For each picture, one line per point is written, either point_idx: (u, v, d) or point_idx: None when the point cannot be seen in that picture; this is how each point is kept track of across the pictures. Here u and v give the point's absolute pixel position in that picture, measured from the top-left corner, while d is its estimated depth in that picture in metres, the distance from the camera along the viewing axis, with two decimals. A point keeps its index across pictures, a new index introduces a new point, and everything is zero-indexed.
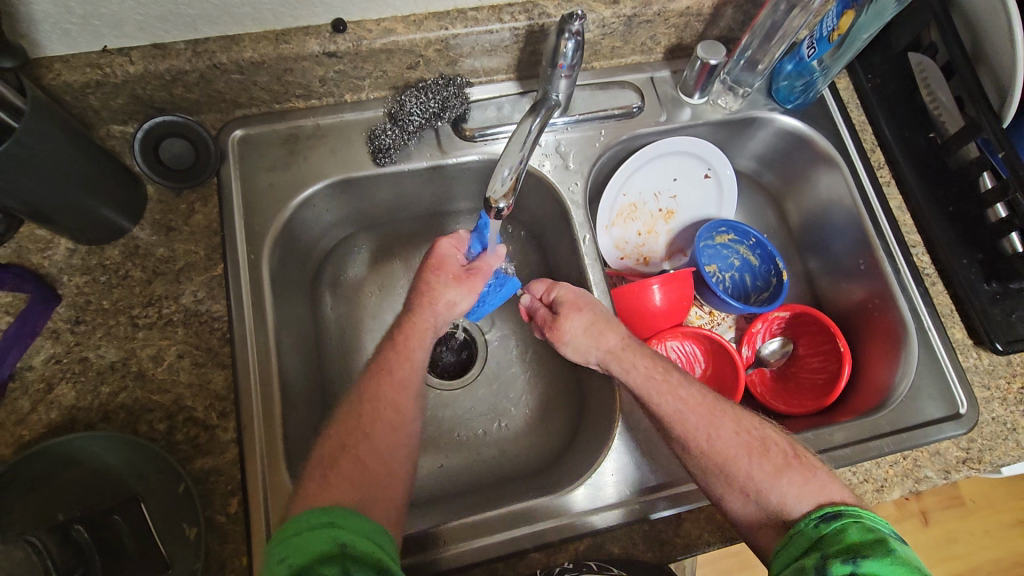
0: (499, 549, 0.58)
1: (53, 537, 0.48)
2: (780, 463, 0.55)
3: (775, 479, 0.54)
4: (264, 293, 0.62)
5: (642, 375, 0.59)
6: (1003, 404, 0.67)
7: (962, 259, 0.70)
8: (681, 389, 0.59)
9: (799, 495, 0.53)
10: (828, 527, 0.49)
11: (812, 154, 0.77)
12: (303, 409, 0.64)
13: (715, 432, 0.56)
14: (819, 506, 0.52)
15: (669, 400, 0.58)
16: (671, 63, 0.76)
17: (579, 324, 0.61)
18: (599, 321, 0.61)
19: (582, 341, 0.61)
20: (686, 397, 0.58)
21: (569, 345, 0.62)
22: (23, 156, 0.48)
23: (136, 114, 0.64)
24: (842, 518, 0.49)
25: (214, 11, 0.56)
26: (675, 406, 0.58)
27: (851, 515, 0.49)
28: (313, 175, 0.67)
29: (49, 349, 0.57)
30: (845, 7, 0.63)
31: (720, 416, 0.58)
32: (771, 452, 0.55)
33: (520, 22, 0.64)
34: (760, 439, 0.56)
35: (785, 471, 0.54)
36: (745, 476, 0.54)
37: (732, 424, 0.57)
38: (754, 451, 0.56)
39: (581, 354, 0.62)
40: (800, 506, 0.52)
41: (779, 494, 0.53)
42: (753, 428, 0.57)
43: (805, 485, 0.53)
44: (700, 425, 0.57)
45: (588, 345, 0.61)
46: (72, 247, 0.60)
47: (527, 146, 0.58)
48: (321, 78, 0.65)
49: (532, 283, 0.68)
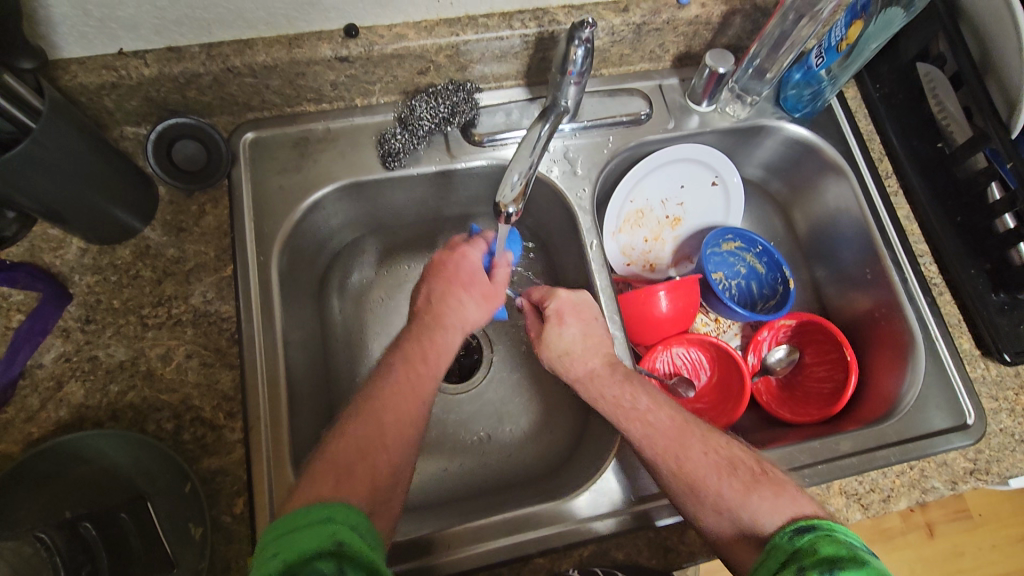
0: (504, 553, 0.58)
1: (61, 533, 0.49)
2: (750, 480, 0.53)
3: (745, 497, 0.52)
4: (273, 295, 0.63)
5: (610, 405, 0.59)
6: (1011, 416, 0.67)
7: (970, 269, 0.69)
8: (650, 415, 0.58)
9: (770, 509, 0.51)
10: (800, 541, 0.47)
11: (819, 162, 0.77)
12: (309, 411, 0.64)
13: (684, 454, 0.55)
14: (794, 519, 0.50)
15: (638, 425, 0.57)
16: (679, 71, 0.76)
17: (557, 346, 0.63)
18: (571, 352, 0.63)
19: (554, 361, 0.64)
20: (656, 422, 0.57)
21: (545, 358, 0.65)
22: (40, 156, 0.49)
23: (149, 116, 0.64)
24: (814, 531, 0.47)
25: (228, 15, 0.57)
26: (643, 431, 0.57)
27: (824, 527, 0.47)
28: (323, 178, 0.68)
29: (60, 347, 0.58)
30: (854, 17, 0.63)
31: (689, 436, 0.56)
32: (739, 470, 0.54)
33: (530, 29, 0.64)
34: (728, 458, 0.55)
35: (755, 488, 0.52)
36: (715, 493, 0.53)
37: (700, 445, 0.56)
38: (723, 470, 0.54)
39: (555, 371, 0.64)
40: (772, 521, 0.50)
41: (751, 512, 0.51)
42: (721, 448, 0.56)
43: (776, 499, 0.51)
44: (669, 449, 0.55)
45: (562, 367, 0.63)
46: (84, 246, 0.61)
47: (536, 151, 0.58)
48: (333, 82, 0.66)
49: (532, 288, 0.68)
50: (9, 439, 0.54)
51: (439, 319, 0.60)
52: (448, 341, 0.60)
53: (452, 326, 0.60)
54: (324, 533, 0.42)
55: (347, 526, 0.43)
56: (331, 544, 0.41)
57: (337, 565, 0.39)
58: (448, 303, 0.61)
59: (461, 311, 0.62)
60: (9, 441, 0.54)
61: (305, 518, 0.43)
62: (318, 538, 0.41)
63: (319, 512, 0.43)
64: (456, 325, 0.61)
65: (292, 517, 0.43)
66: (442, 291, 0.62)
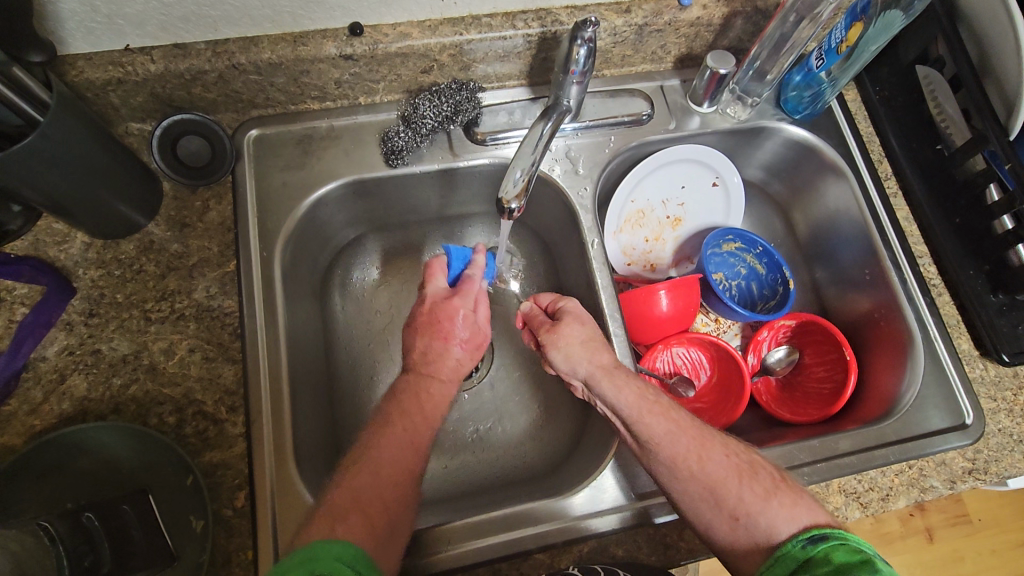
0: (503, 548, 0.58)
1: (64, 523, 0.49)
2: (770, 486, 0.53)
3: (765, 502, 0.52)
4: (275, 290, 0.63)
5: (634, 395, 0.58)
6: (1009, 416, 0.67)
7: (969, 270, 0.70)
8: (672, 411, 0.57)
9: (789, 517, 0.51)
10: (814, 550, 0.47)
11: (819, 164, 0.77)
12: (310, 406, 0.65)
13: (705, 455, 0.55)
14: (807, 527, 0.50)
15: (661, 420, 0.56)
16: (681, 72, 0.77)
17: (578, 334, 0.62)
18: (598, 338, 0.62)
19: (575, 350, 0.61)
20: (676, 419, 0.57)
21: (560, 351, 0.62)
22: (47, 150, 0.49)
23: (154, 112, 0.65)
24: (827, 541, 0.47)
25: (235, 13, 0.58)
26: (665, 426, 0.56)
27: (837, 537, 0.48)
28: (327, 175, 0.68)
29: (63, 340, 0.58)
30: (854, 19, 0.64)
31: (710, 439, 0.56)
32: (760, 476, 0.54)
33: (533, 29, 0.65)
34: (749, 462, 0.55)
35: (775, 494, 0.52)
36: (735, 498, 0.52)
37: (720, 448, 0.55)
38: (744, 475, 0.53)
39: (569, 363, 0.61)
40: (789, 528, 0.50)
41: (770, 520, 0.51)
42: (741, 452, 0.56)
43: (794, 507, 0.51)
44: (689, 449, 0.55)
45: (581, 355, 0.61)
46: (88, 241, 0.61)
47: (539, 148, 0.59)
48: (337, 80, 0.66)
49: (538, 295, 0.69)
50: (11, 431, 0.54)
51: (433, 373, 0.59)
52: (443, 384, 0.59)
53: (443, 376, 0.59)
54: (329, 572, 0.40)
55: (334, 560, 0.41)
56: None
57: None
58: (445, 357, 0.60)
59: (456, 365, 0.61)
60: (11, 433, 0.54)
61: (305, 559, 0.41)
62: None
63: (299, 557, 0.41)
64: (451, 378, 0.60)
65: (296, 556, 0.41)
66: (437, 345, 0.60)
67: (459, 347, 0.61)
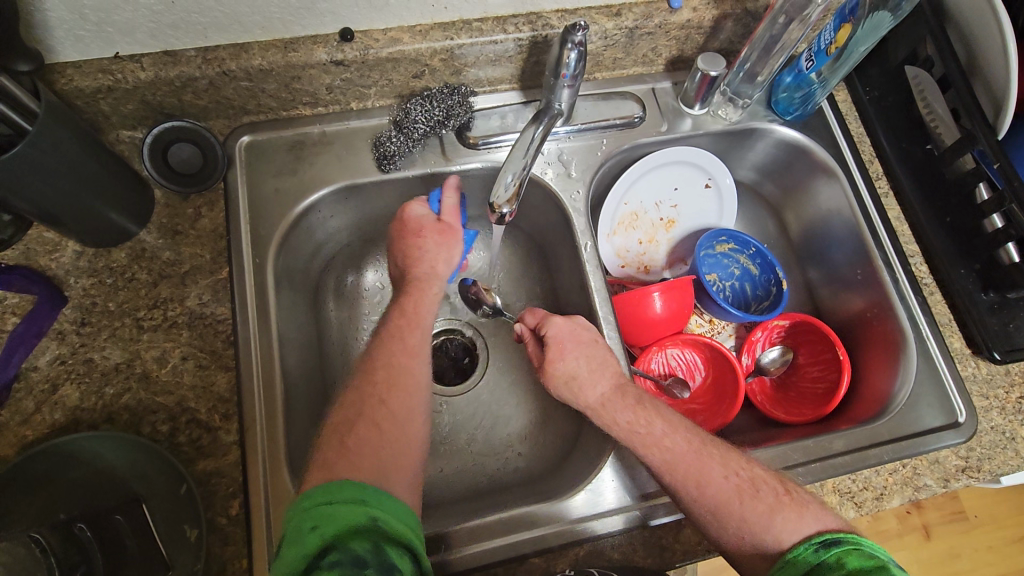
0: (499, 553, 0.58)
1: (55, 535, 0.48)
2: (773, 501, 0.53)
3: (769, 518, 0.53)
4: (268, 298, 0.63)
5: (626, 431, 0.58)
6: (1002, 414, 0.67)
7: (960, 269, 0.70)
8: (666, 439, 0.57)
9: (795, 528, 0.52)
10: (827, 554, 0.50)
11: (810, 165, 0.78)
12: (304, 412, 0.65)
13: (705, 478, 0.55)
14: (818, 532, 0.52)
15: (656, 452, 0.56)
16: (672, 75, 0.77)
17: (561, 372, 0.62)
18: (579, 377, 0.61)
19: (562, 389, 0.62)
20: (672, 446, 0.56)
21: (552, 389, 0.63)
22: (36, 158, 0.49)
23: (145, 119, 0.65)
24: (840, 546, 0.50)
25: (224, 20, 0.58)
26: (661, 457, 0.56)
27: (849, 542, 0.50)
28: (319, 181, 0.68)
29: (55, 350, 0.58)
30: (843, 21, 0.65)
31: (709, 459, 0.56)
32: (762, 492, 0.54)
33: (524, 33, 0.65)
34: (750, 478, 0.55)
35: (779, 509, 0.53)
36: (738, 518, 0.53)
37: (720, 467, 0.55)
38: (746, 494, 0.54)
39: (564, 399, 0.63)
40: (795, 538, 0.52)
41: (775, 533, 0.52)
42: (742, 468, 0.56)
43: (799, 520, 0.52)
44: (689, 474, 0.55)
45: (568, 395, 0.62)
46: (79, 249, 0.61)
47: (530, 153, 0.59)
48: (328, 86, 0.66)
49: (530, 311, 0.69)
50: (4, 441, 0.54)
51: (414, 272, 0.64)
52: (435, 291, 0.64)
53: (427, 273, 0.64)
54: (358, 512, 0.46)
55: (382, 506, 0.47)
56: (363, 526, 0.45)
57: (371, 544, 0.44)
58: (424, 259, 0.65)
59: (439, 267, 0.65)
60: (3, 444, 0.54)
61: (339, 493, 0.46)
62: (352, 518, 0.45)
63: (350, 490, 0.47)
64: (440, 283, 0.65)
65: (327, 487, 0.47)
66: (417, 251, 0.65)
67: (442, 256, 0.66)
